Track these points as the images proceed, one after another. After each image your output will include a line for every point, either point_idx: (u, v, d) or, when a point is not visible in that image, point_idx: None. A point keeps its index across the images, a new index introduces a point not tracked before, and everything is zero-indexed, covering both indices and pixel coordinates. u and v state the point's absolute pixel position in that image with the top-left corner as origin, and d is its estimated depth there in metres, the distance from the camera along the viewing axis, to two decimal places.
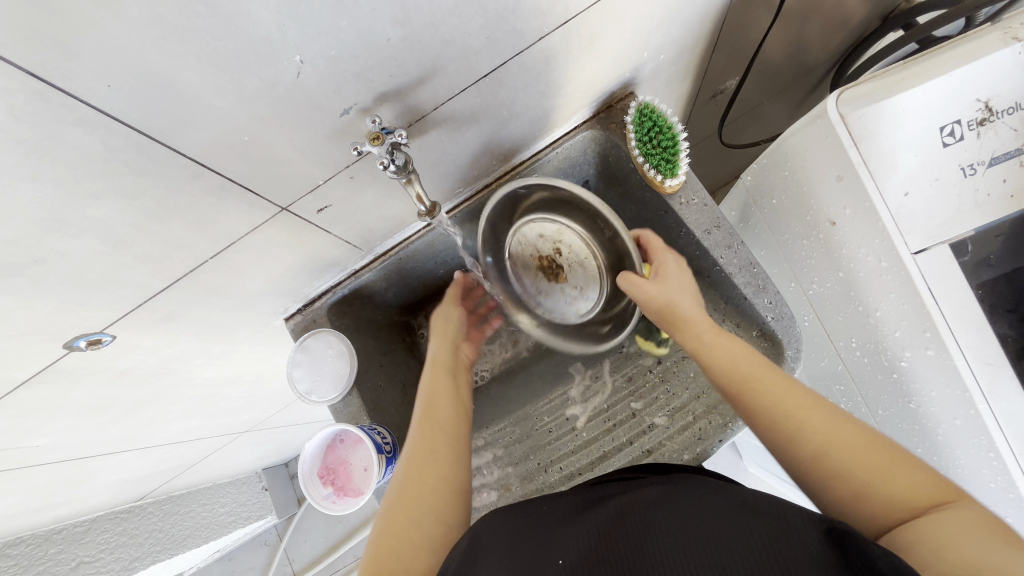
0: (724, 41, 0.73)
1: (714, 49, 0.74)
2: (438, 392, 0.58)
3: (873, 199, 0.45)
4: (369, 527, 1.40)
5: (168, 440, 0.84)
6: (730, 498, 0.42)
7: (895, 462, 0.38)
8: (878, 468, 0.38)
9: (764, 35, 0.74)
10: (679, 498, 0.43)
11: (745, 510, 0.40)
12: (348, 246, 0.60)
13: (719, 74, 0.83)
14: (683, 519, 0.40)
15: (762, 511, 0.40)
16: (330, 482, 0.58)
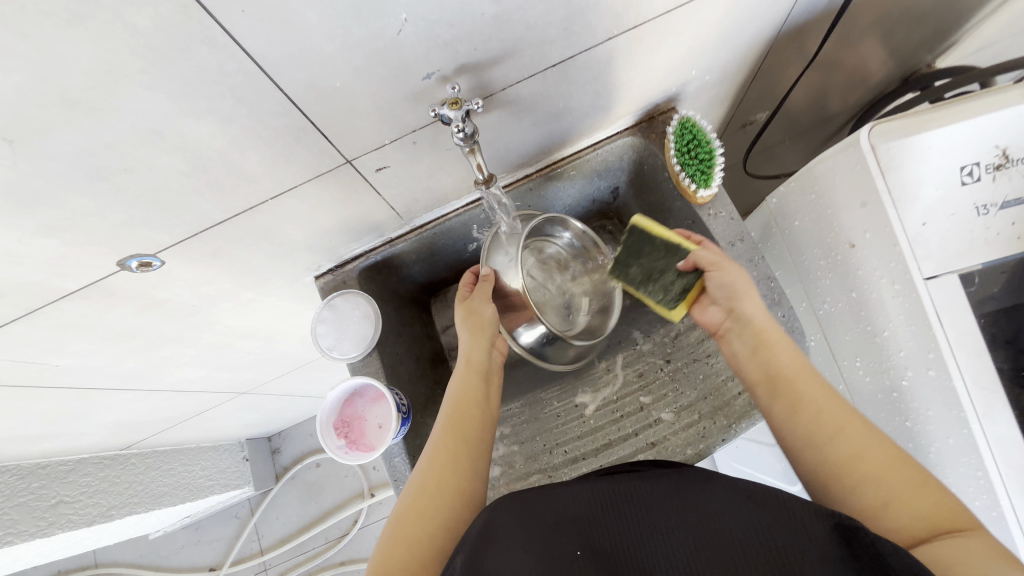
0: (761, 77, 0.78)
1: (751, 82, 0.79)
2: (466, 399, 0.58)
3: (894, 225, 0.48)
4: (348, 511, 1.40)
5: (171, 386, 0.84)
6: (738, 494, 0.44)
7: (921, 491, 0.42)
8: (900, 485, 0.42)
9: (797, 76, 0.79)
10: (689, 497, 0.45)
11: (756, 511, 0.42)
12: (392, 212, 0.63)
13: (750, 107, 0.88)
14: (696, 521, 0.42)
15: (775, 509, 0.42)
16: (345, 434, 0.59)
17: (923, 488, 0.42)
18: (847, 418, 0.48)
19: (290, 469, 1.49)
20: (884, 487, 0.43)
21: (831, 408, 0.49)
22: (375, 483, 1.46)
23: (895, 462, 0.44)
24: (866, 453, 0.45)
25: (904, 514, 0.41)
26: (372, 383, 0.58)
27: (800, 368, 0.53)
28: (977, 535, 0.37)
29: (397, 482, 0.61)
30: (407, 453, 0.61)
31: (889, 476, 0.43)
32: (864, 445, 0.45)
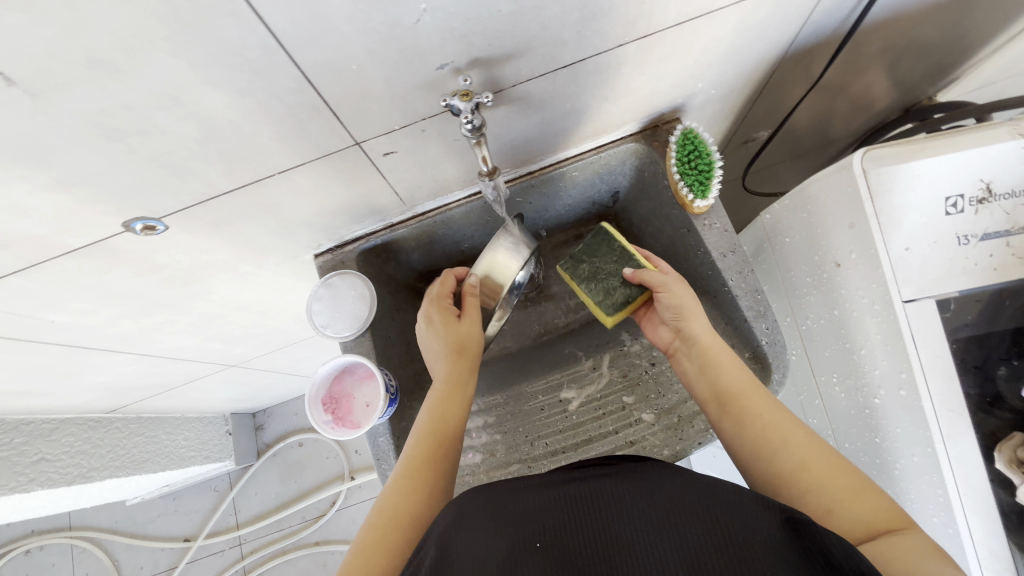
0: (766, 95, 0.80)
1: (756, 99, 0.81)
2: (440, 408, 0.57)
3: (878, 247, 0.50)
4: (326, 492, 1.41)
5: (162, 352, 0.85)
6: (701, 489, 0.46)
7: (863, 493, 0.43)
8: (843, 490, 0.44)
9: (802, 97, 0.81)
10: (656, 489, 0.46)
11: (718, 504, 0.43)
12: (395, 197, 0.64)
13: (754, 123, 0.89)
14: (661, 513, 0.43)
15: (735, 505, 0.44)
16: (332, 410, 0.60)
17: (862, 494, 0.43)
18: (790, 429, 0.49)
19: (272, 447, 1.49)
20: (828, 496, 0.44)
21: (775, 421, 0.50)
22: (356, 467, 1.47)
23: (838, 472, 0.45)
24: (810, 461, 0.46)
25: (847, 520, 0.42)
26: (362, 362, 0.59)
27: (749, 382, 0.53)
28: (917, 537, 0.39)
29: (379, 461, 0.61)
30: (391, 434, 0.62)
31: (831, 484, 0.44)
32: (807, 455, 0.47)
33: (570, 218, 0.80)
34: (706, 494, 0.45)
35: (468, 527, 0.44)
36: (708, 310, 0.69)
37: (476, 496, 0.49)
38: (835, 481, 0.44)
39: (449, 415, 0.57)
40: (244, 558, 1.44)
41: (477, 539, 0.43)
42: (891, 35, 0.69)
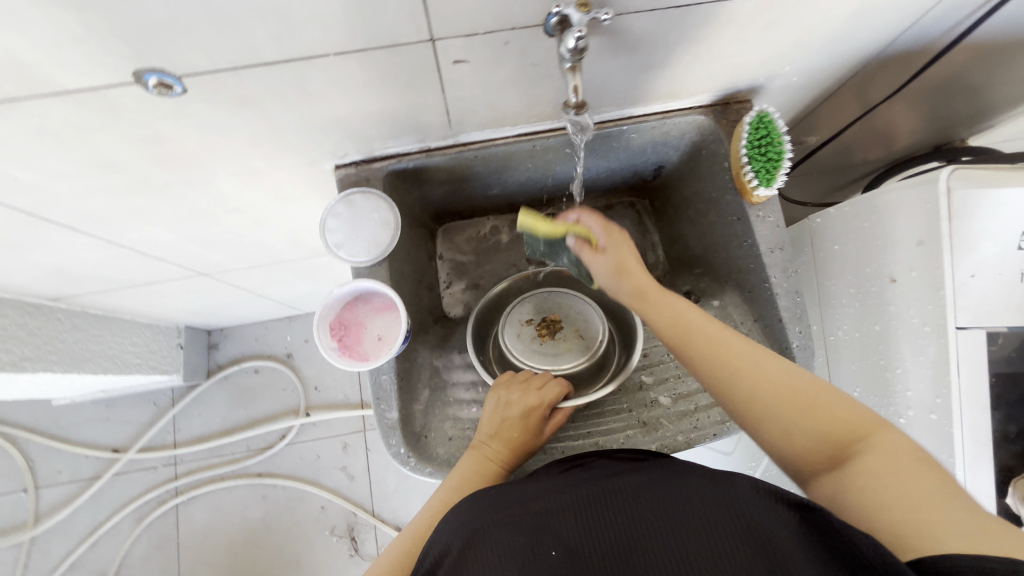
0: (841, 91, 0.73)
1: (828, 95, 0.74)
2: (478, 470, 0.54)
3: (944, 270, 0.49)
4: (277, 426, 1.34)
5: (132, 242, 0.75)
6: (716, 483, 0.43)
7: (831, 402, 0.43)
8: (796, 410, 0.43)
9: (876, 102, 0.75)
10: (674, 485, 0.44)
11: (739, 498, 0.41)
12: (444, 118, 0.57)
13: (812, 124, 0.83)
14: (677, 509, 0.41)
15: (753, 499, 0.41)
16: (339, 336, 0.58)
17: (818, 411, 0.42)
18: (736, 363, 0.46)
19: (225, 369, 1.40)
20: (786, 420, 0.43)
21: (717, 355, 0.47)
22: (313, 404, 1.39)
23: (789, 395, 0.44)
24: (758, 389, 0.45)
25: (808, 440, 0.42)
26: (382, 290, 0.57)
27: (686, 320, 0.50)
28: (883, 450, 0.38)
29: (377, 400, 0.57)
30: (396, 373, 0.57)
31: (784, 411, 0.43)
32: (755, 384, 0.45)
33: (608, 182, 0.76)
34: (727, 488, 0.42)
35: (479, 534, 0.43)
36: (737, 303, 0.67)
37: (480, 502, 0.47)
38: (792, 393, 0.44)
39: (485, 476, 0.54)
40: (178, 479, 1.36)
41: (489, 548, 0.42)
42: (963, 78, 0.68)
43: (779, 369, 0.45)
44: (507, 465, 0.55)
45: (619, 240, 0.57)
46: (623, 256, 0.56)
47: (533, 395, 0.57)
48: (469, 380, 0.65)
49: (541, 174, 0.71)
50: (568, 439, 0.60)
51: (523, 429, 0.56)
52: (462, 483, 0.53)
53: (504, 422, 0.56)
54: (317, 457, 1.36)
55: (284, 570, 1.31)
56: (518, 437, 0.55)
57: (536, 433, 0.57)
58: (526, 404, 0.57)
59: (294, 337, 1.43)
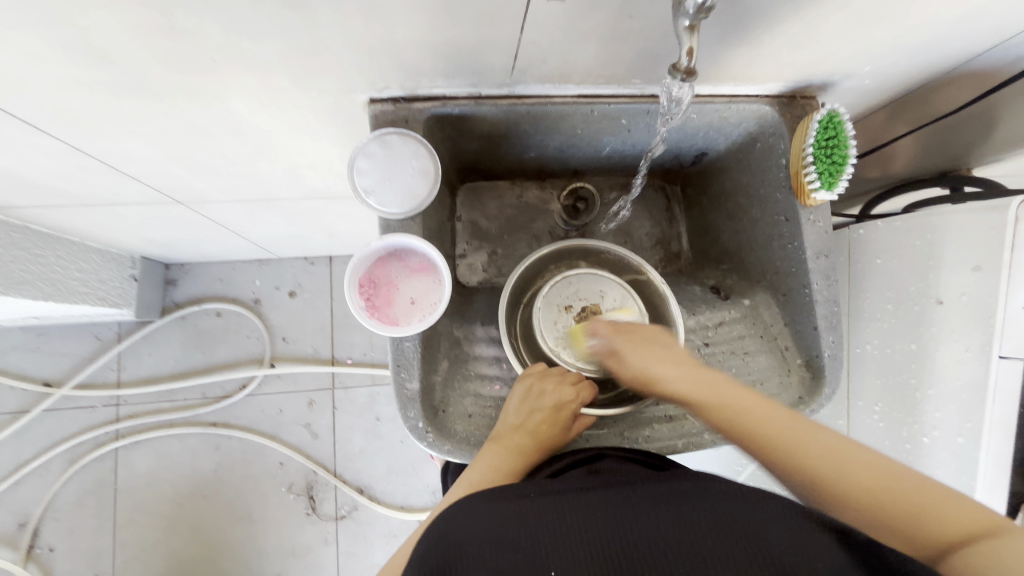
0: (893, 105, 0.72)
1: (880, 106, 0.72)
2: (500, 466, 0.51)
3: (998, 298, 0.49)
4: (238, 374, 1.24)
5: (103, 154, 0.63)
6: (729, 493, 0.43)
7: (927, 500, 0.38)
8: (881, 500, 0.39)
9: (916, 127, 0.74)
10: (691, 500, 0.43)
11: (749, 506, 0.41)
12: (509, 64, 0.50)
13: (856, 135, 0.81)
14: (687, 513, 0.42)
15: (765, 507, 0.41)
16: (368, 296, 0.53)
17: (916, 507, 0.38)
18: (817, 460, 0.42)
19: (182, 309, 1.27)
20: (881, 519, 0.39)
21: (778, 442, 0.44)
22: (279, 355, 1.29)
23: (878, 489, 0.40)
24: (836, 484, 0.41)
25: (920, 541, 0.38)
26: (422, 249, 0.53)
27: (743, 408, 0.47)
28: (1008, 543, 0.33)
29: (397, 367, 0.52)
30: (420, 341, 0.52)
31: (879, 512, 0.39)
32: (837, 484, 0.41)
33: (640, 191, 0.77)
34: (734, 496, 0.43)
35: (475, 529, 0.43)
36: (769, 304, 0.66)
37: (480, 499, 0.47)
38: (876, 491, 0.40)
39: (507, 471, 0.51)
40: (119, 421, 1.25)
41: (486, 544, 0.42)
42: (967, 135, 0.72)
43: (858, 459, 0.41)
44: (532, 458, 0.53)
45: (637, 342, 0.56)
46: (657, 358, 0.54)
47: (567, 389, 0.56)
48: (492, 355, 0.61)
49: (586, 141, 0.66)
50: (598, 438, 0.57)
51: (553, 422, 0.54)
52: (482, 483, 0.50)
53: (532, 416, 0.54)
54: (279, 411, 1.28)
55: (234, 524, 1.24)
56: (546, 430, 0.53)
57: (562, 429, 0.55)
58: (560, 397, 0.55)
59: (263, 281, 1.31)
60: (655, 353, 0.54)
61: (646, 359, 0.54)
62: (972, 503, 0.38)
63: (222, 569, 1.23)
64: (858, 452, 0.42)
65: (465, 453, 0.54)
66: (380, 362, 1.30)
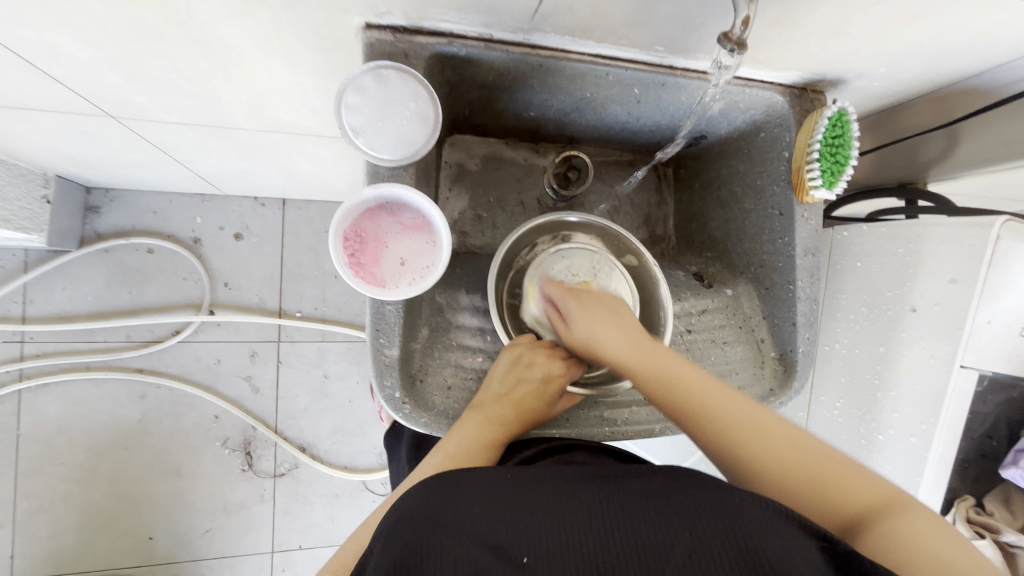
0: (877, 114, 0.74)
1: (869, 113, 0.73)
2: (477, 438, 0.49)
3: (968, 311, 0.52)
4: (171, 320, 1.12)
5: (16, 45, 0.51)
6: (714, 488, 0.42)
7: (834, 474, 0.42)
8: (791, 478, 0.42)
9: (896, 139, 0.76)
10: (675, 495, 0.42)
11: (731, 505, 0.40)
12: (531, 8, 0.45)
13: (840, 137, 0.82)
14: (668, 507, 0.41)
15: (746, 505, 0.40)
16: (353, 251, 0.48)
17: (830, 482, 0.41)
18: (745, 434, 0.44)
19: (106, 241, 1.12)
20: (800, 498, 0.42)
21: (719, 422, 0.46)
22: (219, 302, 1.18)
23: (794, 466, 0.43)
24: (760, 460, 0.43)
25: (825, 516, 0.41)
26: (419, 207, 0.49)
27: (680, 378, 0.48)
28: (910, 527, 0.37)
29: (377, 332, 0.48)
30: (403, 305, 0.48)
31: (801, 494, 0.42)
32: (757, 462, 0.44)
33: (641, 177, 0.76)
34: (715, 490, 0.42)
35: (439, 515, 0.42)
36: (750, 296, 0.66)
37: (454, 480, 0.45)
38: (788, 465, 0.43)
39: (484, 442, 0.49)
40: (24, 361, 1.10)
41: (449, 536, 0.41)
42: (920, 160, 0.77)
43: (781, 437, 0.44)
44: (511, 429, 0.51)
45: (588, 305, 0.55)
46: (603, 322, 0.53)
47: (556, 362, 0.54)
48: (476, 325, 0.58)
49: (592, 107, 0.62)
50: (579, 419, 0.56)
51: (538, 395, 0.52)
52: (460, 450, 0.48)
53: (519, 385, 0.52)
54: (217, 361, 1.18)
55: (159, 478, 1.16)
56: (530, 402, 0.51)
57: (547, 404, 0.53)
58: (549, 370, 0.53)
59: (204, 220, 1.18)
60: (599, 319, 0.54)
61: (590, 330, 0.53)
62: (876, 479, 0.41)
63: (145, 523, 1.15)
64: (777, 428, 0.45)
65: (442, 425, 0.52)
66: (332, 318, 1.22)
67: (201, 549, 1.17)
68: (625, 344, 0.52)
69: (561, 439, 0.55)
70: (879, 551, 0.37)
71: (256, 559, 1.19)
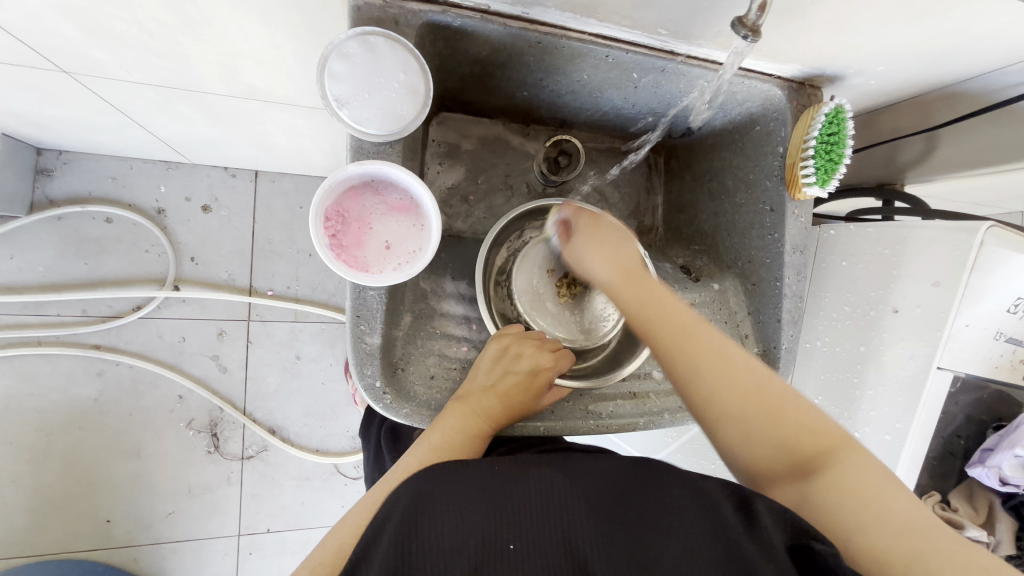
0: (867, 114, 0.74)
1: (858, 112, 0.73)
2: (462, 432, 0.48)
3: (949, 313, 0.53)
4: (131, 294, 1.06)
5: None
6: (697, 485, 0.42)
7: (790, 412, 0.41)
8: (754, 419, 0.41)
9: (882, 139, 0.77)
10: (660, 491, 0.42)
11: (719, 508, 0.39)
12: None
13: None
14: (653, 506, 0.41)
15: (718, 503, 0.40)
16: (335, 233, 0.46)
17: (784, 420, 0.41)
18: (711, 364, 0.43)
19: (58, 207, 1.04)
20: (750, 431, 0.41)
21: (689, 349, 0.44)
22: (184, 277, 1.12)
23: (751, 400, 0.42)
24: (720, 394, 0.42)
25: (771, 450, 0.41)
26: (407, 185, 0.46)
27: (654, 309, 0.47)
28: (860, 474, 0.38)
29: (357, 318, 0.46)
30: (385, 291, 0.46)
31: (756, 428, 0.41)
32: (713, 390, 0.42)
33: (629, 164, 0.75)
34: (696, 488, 0.41)
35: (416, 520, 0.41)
36: (737, 291, 0.66)
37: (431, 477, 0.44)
38: (749, 401, 0.42)
39: (470, 435, 0.49)
40: None
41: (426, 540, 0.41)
42: (899, 162, 0.78)
43: (746, 368, 0.43)
44: (497, 420, 0.50)
45: (602, 226, 0.52)
46: (610, 249, 0.51)
47: (546, 355, 0.52)
48: (461, 314, 0.56)
49: (588, 91, 0.60)
50: (564, 412, 0.54)
51: (526, 388, 0.51)
52: (444, 443, 0.47)
53: (505, 377, 0.51)
54: (181, 339, 1.12)
55: (117, 459, 1.10)
56: (515, 394, 0.50)
57: (534, 397, 0.52)
58: (537, 362, 0.52)
59: (169, 189, 1.11)
60: (598, 247, 0.51)
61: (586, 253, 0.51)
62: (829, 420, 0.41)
63: (102, 506, 1.10)
64: (742, 359, 0.43)
65: (423, 416, 0.50)
66: (306, 298, 1.17)
67: (162, 532, 1.13)
68: (617, 267, 0.50)
69: (545, 432, 0.54)
70: (826, 493, 0.38)
71: (221, 542, 1.16)
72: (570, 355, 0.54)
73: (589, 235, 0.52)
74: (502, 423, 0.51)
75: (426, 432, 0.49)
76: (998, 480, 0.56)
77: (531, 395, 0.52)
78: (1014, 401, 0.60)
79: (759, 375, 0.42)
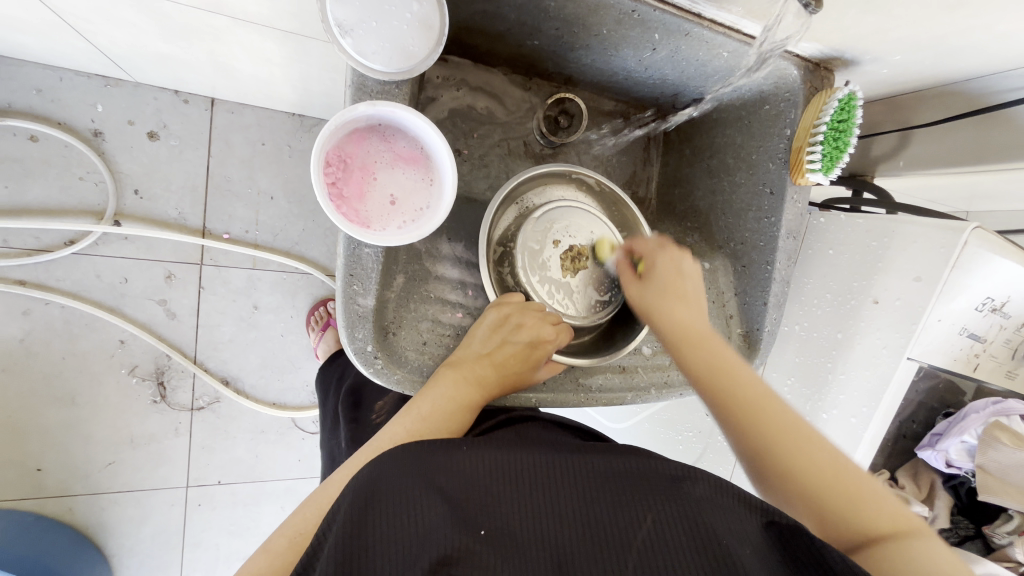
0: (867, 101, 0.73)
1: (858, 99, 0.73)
2: (455, 401, 0.47)
3: (925, 308, 0.55)
4: (63, 226, 0.94)
5: None
6: (677, 472, 0.42)
7: (865, 490, 0.41)
8: (827, 494, 0.41)
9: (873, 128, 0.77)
10: (639, 483, 0.41)
11: (695, 496, 0.39)
12: None
13: None
14: (633, 498, 0.40)
15: (693, 493, 0.40)
16: (336, 180, 0.43)
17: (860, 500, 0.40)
18: (783, 432, 0.42)
19: None
20: (819, 506, 0.41)
21: (764, 416, 0.43)
22: (127, 211, 1.01)
23: (828, 477, 0.41)
24: (791, 460, 0.42)
25: (843, 527, 0.40)
26: (420, 133, 0.44)
27: (730, 371, 0.46)
28: (926, 553, 0.37)
29: (349, 278, 0.44)
30: (381, 250, 0.44)
31: (821, 499, 0.41)
32: (788, 461, 0.42)
33: (629, 131, 0.73)
34: (670, 477, 0.42)
35: (392, 498, 0.38)
36: (727, 272, 0.67)
37: (409, 454, 0.42)
38: (822, 475, 0.41)
39: (463, 405, 0.48)
40: None
41: (399, 522, 0.37)
42: (871, 156, 0.78)
43: (819, 445, 0.42)
44: (491, 390, 0.49)
45: (682, 273, 0.52)
46: (675, 299, 0.51)
47: (547, 327, 0.51)
48: (456, 278, 0.55)
49: (603, 46, 0.56)
50: (555, 384, 0.54)
51: (522, 359, 0.50)
52: (435, 411, 0.46)
53: (503, 347, 0.49)
54: (123, 280, 1.02)
55: (48, 405, 1.01)
56: (512, 364, 0.49)
57: (529, 369, 0.51)
58: (538, 335, 0.50)
59: (108, 109, 0.98)
60: (661, 300, 0.51)
61: (653, 308, 0.51)
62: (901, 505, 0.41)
63: (31, 454, 1.02)
64: (818, 436, 0.43)
65: (413, 383, 0.49)
66: (265, 245, 1.08)
67: (101, 482, 1.07)
68: (681, 323, 0.49)
69: (536, 403, 0.54)
70: (887, 564, 0.37)
71: (167, 494, 1.10)
72: (568, 331, 0.52)
73: (665, 282, 0.52)
74: (495, 392, 0.50)
75: (416, 400, 0.47)
76: (944, 461, 0.63)
77: (527, 369, 0.51)
78: (959, 390, 0.65)
79: (831, 452, 0.42)
